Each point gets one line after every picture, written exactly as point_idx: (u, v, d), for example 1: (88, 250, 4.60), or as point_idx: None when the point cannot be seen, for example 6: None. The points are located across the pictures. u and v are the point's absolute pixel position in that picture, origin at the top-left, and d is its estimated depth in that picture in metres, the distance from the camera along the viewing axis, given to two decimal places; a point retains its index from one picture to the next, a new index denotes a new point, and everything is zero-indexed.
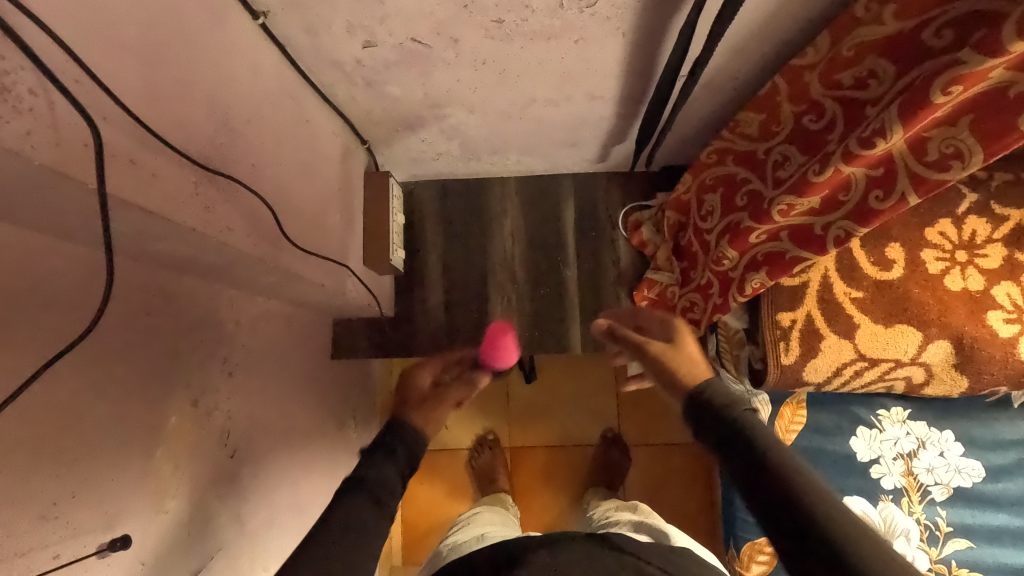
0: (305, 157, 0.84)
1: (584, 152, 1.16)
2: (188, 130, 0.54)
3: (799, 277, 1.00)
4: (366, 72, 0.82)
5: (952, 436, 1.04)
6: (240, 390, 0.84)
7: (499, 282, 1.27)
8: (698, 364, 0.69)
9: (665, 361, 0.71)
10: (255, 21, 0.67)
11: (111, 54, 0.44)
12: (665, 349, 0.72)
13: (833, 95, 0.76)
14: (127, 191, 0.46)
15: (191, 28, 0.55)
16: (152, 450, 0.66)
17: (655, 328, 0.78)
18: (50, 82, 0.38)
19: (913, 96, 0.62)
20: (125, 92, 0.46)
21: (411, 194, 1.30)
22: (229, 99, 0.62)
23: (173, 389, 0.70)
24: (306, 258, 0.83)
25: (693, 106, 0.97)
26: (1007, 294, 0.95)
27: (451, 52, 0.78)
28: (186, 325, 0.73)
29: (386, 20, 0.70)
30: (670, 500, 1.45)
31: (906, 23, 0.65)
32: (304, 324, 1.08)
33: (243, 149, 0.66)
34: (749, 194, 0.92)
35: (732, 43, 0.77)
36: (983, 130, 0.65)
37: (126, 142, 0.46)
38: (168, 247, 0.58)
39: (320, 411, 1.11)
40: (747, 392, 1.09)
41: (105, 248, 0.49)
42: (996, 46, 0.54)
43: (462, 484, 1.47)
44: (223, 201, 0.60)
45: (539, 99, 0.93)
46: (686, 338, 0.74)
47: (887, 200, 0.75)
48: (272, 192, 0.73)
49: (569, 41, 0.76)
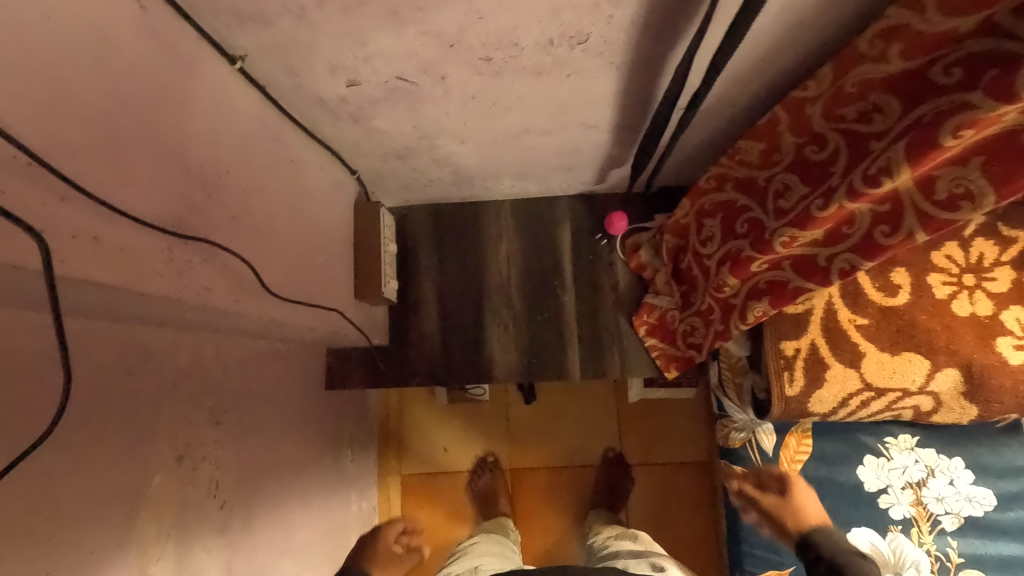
0: (289, 199, 0.81)
1: (581, 176, 1.13)
2: (155, 197, 0.52)
3: (803, 305, 0.97)
4: (351, 108, 0.80)
5: (961, 463, 1.01)
6: (229, 438, 0.81)
7: (495, 309, 1.23)
8: (810, 512, 0.89)
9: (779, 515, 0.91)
10: (233, 66, 0.65)
11: (63, 126, 0.42)
12: (779, 504, 0.93)
13: (836, 128, 0.73)
14: (86, 270, 0.43)
15: (160, 87, 0.53)
16: (133, 516, 0.63)
17: (774, 485, 0.96)
18: None
19: (921, 135, 0.59)
20: (81, 175, 0.43)
21: (404, 219, 1.27)
22: (203, 153, 0.59)
23: (157, 447, 0.67)
24: (289, 305, 0.80)
25: (691, 133, 0.94)
26: (1016, 319, 0.92)
27: (438, 88, 0.75)
28: (169, 378, 0.70)
29: (369, 60, 0.67)
30: (671, 523, 1.42)
31: (912, 62, 0.62)
32: (295, 360, 1.05)
33: (221, 204, 0.63)
34: (750, 222, 0.90)
35: (731, 74, 0.75)
36: (993, 172, 0.63)
37: (87, 220, 0.44)
38: (142, 309, 0.56)
39: (312, 449, 1.08)
40: (750, 421, 1.08)
41: (59, 334, 0.47)
42: (1008, 91, 0.51)
43: (462, 508, 1.43)
44: (199, 261, 0.58)
45: (531, 129, 0.90)
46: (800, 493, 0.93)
47: (894, 236, 0.72)
48: (252, 243, 0.70)
49: (561, 76, 0.74)
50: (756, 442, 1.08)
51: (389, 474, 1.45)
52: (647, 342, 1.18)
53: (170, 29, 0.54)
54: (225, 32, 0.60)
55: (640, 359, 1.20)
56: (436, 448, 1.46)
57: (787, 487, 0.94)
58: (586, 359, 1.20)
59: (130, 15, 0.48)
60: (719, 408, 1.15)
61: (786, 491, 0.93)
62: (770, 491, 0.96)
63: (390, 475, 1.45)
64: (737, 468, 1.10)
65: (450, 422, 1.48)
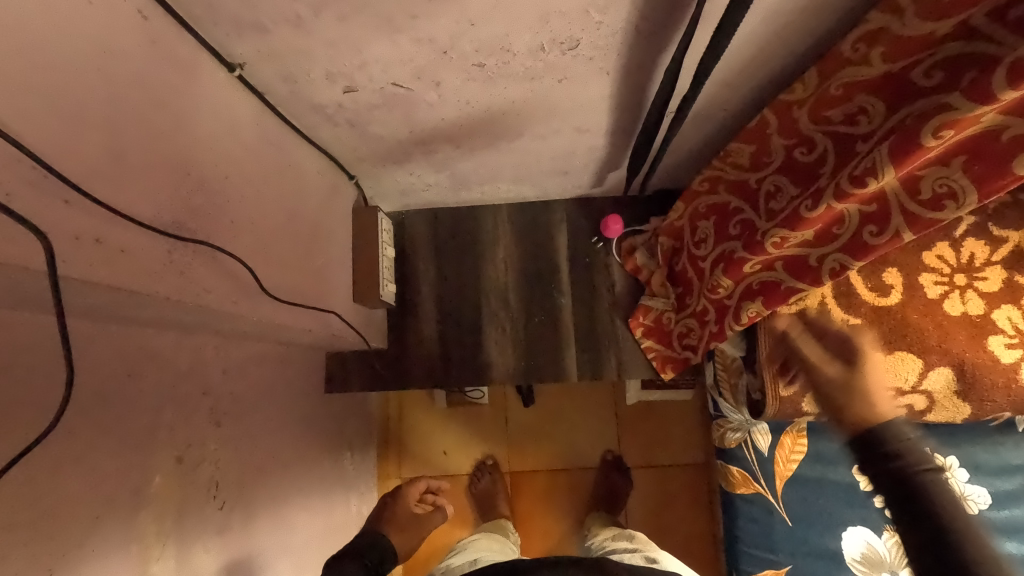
0: (288, 204, 0.83)
1: (576, 179, 1.15)
2: (156, 201, 0.53)
3: (796, 305, 0.98)
4: (348, 114, 0.81)
5: (956, 462, 1.02)
6: (230, 439, 0.83)
7: (492, 312, 1.24)
8: (879, 398, 0.57)
9: (842, 390, 0.59)
10: (232, 73, 0.66)
11: (67, 132, 0.44)
12: (845, 374, 0.60)
13: (824, 130, 0.75)
14: (89, 271, 0.45)
15: (161, 93, 0.54)
16: (134, 515, 0.64)
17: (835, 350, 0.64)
18: None
19: (904, 136, 0.60)
20: (83, 178, 0.45)
21: (402, 224, 1.29)
22: (203, 158, 0.61)
23: (158, 448, 0.68)
24: (288, 308, 0.81)
25: (683, 136, 0.95)
26: (1008, 318, 0.92)
27: (433, 94, 0.77)
28: (170, 380, 0.71)
29: (365, 68, 0.69)
30: (671, 525, 1.42)
31: (893, 64, 0.64)
32: (295, 363, 1.06)
33: (220, 208, 0.64)
34: (742, 223, 0.91)
35: (720, 77, 0.76)
36: (976, 172, 0.65)
37: (89, 222, 0.45)
38: (143, 311, 0.57)
39: (312, 452, 1.09)
40: (746, 421, 1.09)
41: (62, 335, 0.49)
42: (985, 92, 0.53)
43: (461, 511, 1.44)
44: (199, 264, 0.59)
45: (525, 133, 0.92)
46: (874, 365, 0.60)
47: (881, 236, 0.73)
48: (251, 247, 0.71)
49: (553, 81, 0.75)
50: (752, 442, 1.09)
51: (389, 477, 1.46)
52: (644, 344, 1.20)
53: (170, 37, 0.55)
54: (224, 40, 0.61)
55: (637, 361, 1.21)
56: (436, 451, 1.47)
57: (859, 358, 0.61)
58: (583, 361, 1.21)
59: (132, 25, 0.50)
60: (715, 409, 1.16)
61: (857, 363, 0.61)
62: (837, 358, 0.62)
63: (389, 479, 1.46)
64: (733, 467, 1.11)
65: (450, 425, 1.49)
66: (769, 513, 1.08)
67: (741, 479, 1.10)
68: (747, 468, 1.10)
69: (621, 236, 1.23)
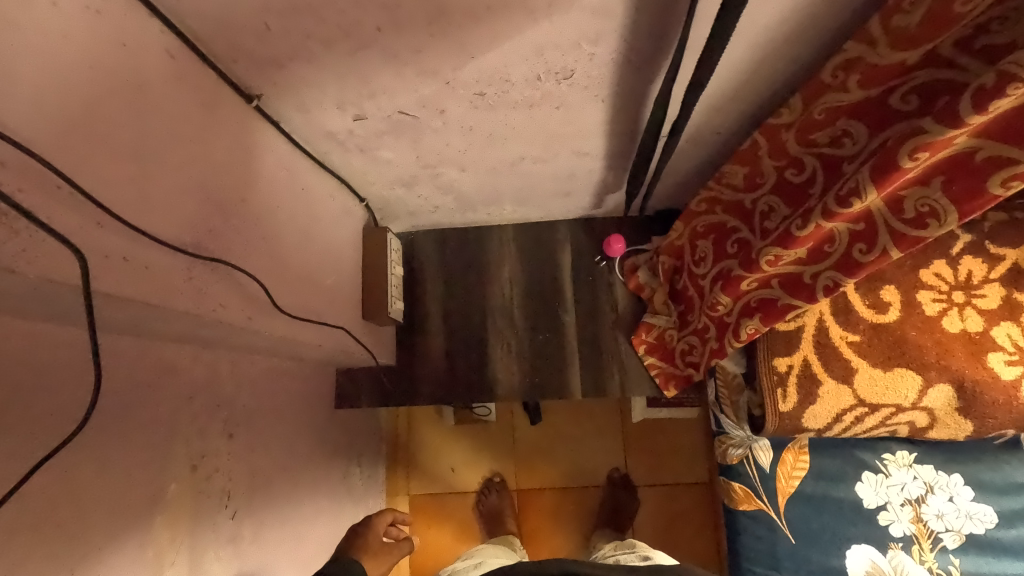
0: (301, 225, 0.87)
1: (577, 201, 1.19)
2: (179, 223, 0.58)
3: (794, 322, 0.99)
4: (358, 140, 0.86)
5: (960, 480, 1.02)
6: (241, 450, 0.86)
7: (498, 330, 1.27)
8: None
9: None
10: (249, 104, 0.71)
11: (101, 163, 0.49)
12: None
13: (812, 152, 0.79)
14: (117, 287, 0.49)
15: (183, 120, 0.59)
16: (150, 520, 0.67)
17: None
18: (21, 215, 0.40)
19: (883, 158, 0.63)
20: (115, 203, 0.50)
21: (411, 244, 1.33)
22: (220, 181, 0.65)
23: (172, 455, 0.71)
24: (301, 324, 0.85)
25: (679, 158, 0.98)
26: (1007, 335, 0.92)
27: (438, 121, 0.81)
28: (185, 393, 0.74)
29: (374, 97, 0.73)
30: (678, 545, 1.42)
31: (871, 91, 0.69)
32: (306, 379, 1.09)
33: (237, 228, 0.69)
34: (739, 242, 0.94)
35: (708, 103, 0.79)
36: (954, 192, 0.67)
37: (119, 242, 0.49)
38: (165, 326, 0.61)
39: (319, 467, 1.11)
40: (747, 438, 1.10)
41: (93, 345, 0.53)
42: (955, 116, 0.55)
43: (470, 527, 1.45)
44: (216, 281, 0.63)
45: (527, 157, 0.96)
46: None
47: (870, 253, 0.76)
48: (266, 266, 0.76)
49: (550, 108, 0.79)
50: (754, 458, 1.10)
51: (399, 493, 1.48)
52: (647, 361, 1.22)
53: (194, 72, 0.60)
54: (243, 75, 0.66)
55: (639, 378, 1.22)
56: (444, 468, 1.49)
57: None
58: (587, 377, 1.23)
59: (160, 63, 0.55)
60: (717, 425, 1.17)
61: None
62: None
63: (398, 494, 1.48)
64: (736, 484, 1.12)
65: (458, 442, 1.51)
66: (772, 530, 1.08)
67: (744, 495, 1.11)
68: (749, 484, 1.10)
69: (630, 250, 1.27)
